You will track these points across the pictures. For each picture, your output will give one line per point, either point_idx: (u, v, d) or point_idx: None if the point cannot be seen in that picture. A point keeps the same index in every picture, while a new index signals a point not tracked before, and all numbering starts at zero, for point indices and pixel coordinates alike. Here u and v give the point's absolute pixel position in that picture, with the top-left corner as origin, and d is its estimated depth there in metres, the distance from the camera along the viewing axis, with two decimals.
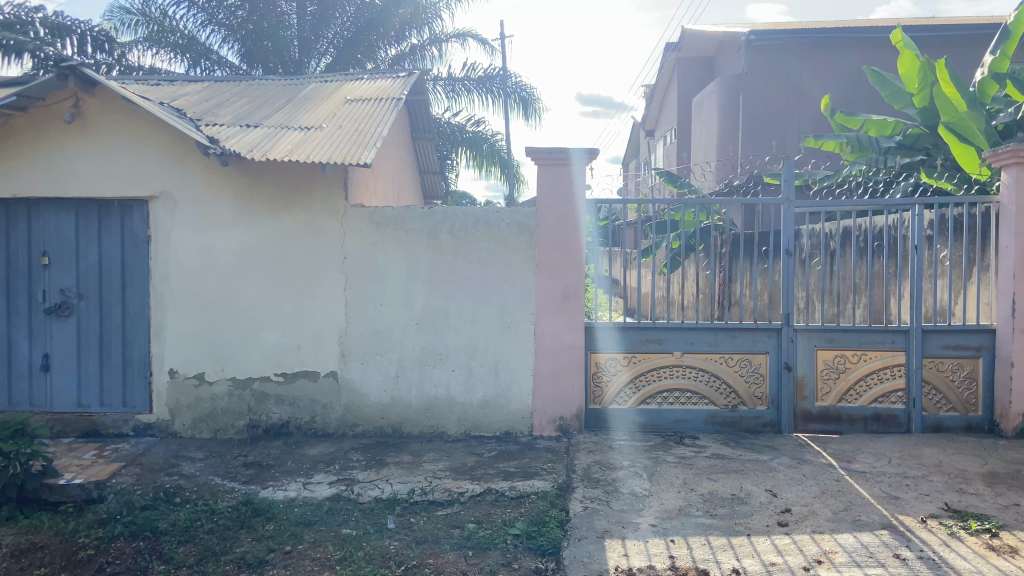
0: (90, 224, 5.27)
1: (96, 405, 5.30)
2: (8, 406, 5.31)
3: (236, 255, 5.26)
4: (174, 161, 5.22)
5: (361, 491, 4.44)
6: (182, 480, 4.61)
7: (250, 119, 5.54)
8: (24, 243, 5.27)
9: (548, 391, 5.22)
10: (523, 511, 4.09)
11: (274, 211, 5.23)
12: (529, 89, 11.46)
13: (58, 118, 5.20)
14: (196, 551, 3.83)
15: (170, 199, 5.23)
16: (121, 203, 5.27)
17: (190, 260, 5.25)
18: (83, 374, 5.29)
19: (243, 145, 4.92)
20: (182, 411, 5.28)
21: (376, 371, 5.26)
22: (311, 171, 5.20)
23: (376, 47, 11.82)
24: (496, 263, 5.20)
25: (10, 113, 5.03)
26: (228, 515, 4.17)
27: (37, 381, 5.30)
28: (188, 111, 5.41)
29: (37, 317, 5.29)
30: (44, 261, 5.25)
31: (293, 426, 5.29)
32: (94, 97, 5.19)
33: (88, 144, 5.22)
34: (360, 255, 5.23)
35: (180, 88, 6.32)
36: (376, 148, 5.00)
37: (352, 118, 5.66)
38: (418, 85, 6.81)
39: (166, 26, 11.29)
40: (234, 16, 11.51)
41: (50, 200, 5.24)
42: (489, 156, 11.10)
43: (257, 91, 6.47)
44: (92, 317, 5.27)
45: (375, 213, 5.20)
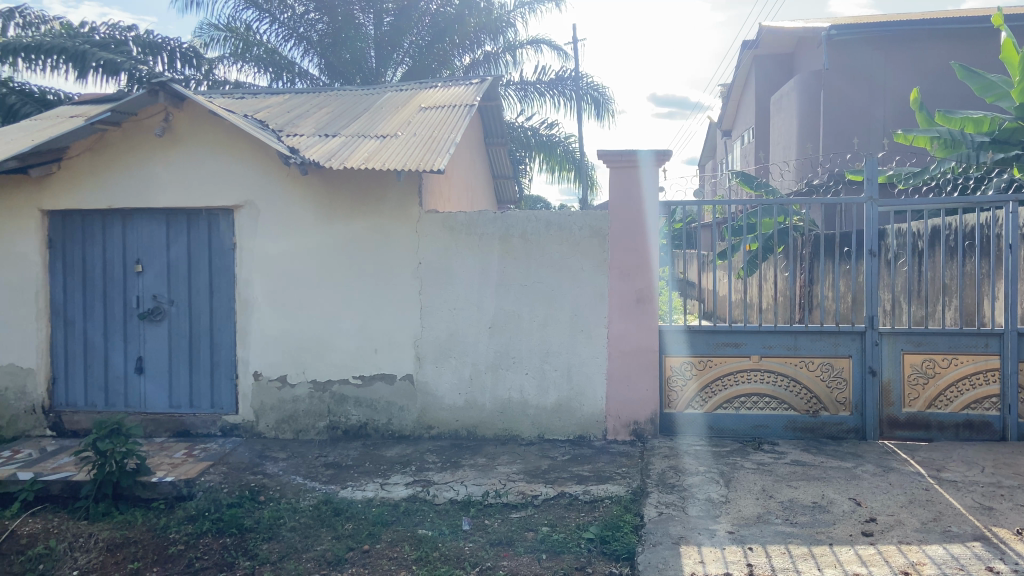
0: (180, 232, 5.53)
1: (186, 406, 5.54)
2: (105, 406, 5.58)
3: (316, 262, 5.43)
4: (256, 170, 5.43)
5: (437, 492, 4.51)
6: (266, 479, 4.78)
7: (329, 128, 5.71)
8: (120, 252, 5.57)
9: (622, 395, 5.18)
10: (597, 515, 4.07)
11: (352, 218, 5.38)
12: (601, 90, 11.42)
13: (150, 132, 5.48)
14: (279, 548, 3.97)
15: (253, 209, 5.44)
16: (208, 213, 5.51)
17: (272, 267, 5.44)
18: (174, 376, 5.55)
19: (322, 154, 5.09)
20: (266, 412, 5.47)
21: (451, 373, 5.33)
22: (385, 178, 5.32)
23: (450, 56, 12.05)
24: (568, 266, 5.20)
25: (106, 127, 5.33)
26: (309, 514, 4.30)
27: (132, 383, 5.57)
28: (271, 123, 5.64)
29: (131, 322, 5.57)
30: (139, 268, 5.54)
31: (371, 428, 5.41)
32: (183, 111, 5.45)
33: (177, 156, 5.48)
34: (434, 259, 5.32)
35: (262, 101, 6.56)
36: (448, 154, 5.07)
37: (426, 125, 5.77)
38: (491, 92, 6.87)
39: (251, 41, 11.74)
40: (314, 30, 11.92)
41: (144, 209, 5.52)
42: (563, 160, 11.11)
43: (335, 101, 6.66)
44: (182, 321, 5.53)
45: (448, 218, 5.28)
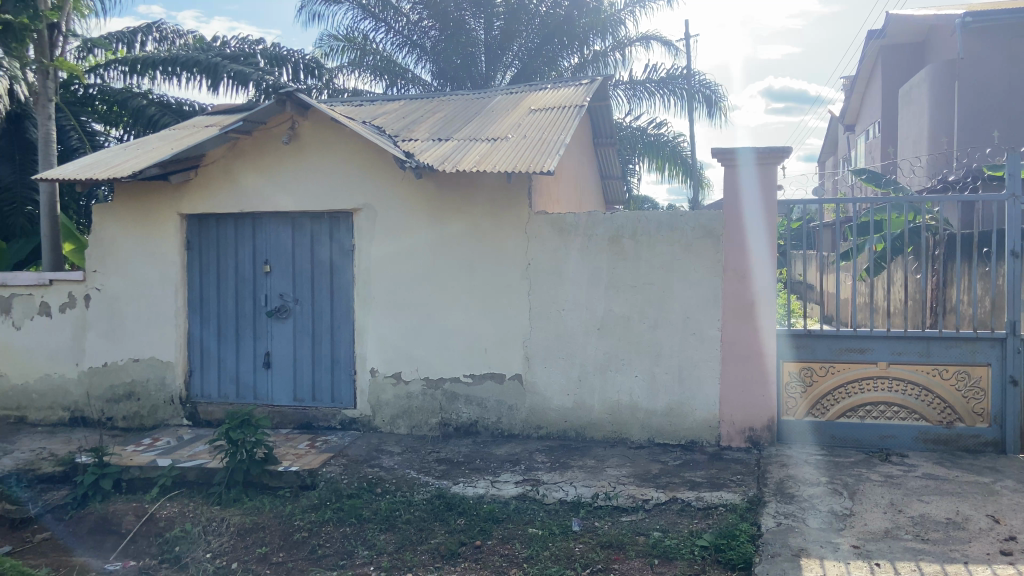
0: (304, 234, 5.82)
1: (309, 400, 5.82)
2: (236, 398, 5.94)
3: (430, 262, 5.57)
4: (374, 174, 5.63)
5: (547, 492, 4.54)
6: (383, 472, 4.95)
7: (442, 132, 5.85)
8: (250, 253, 5.92)
9: (737, 400, 5.03)
10: (711, 522, 3.98)
11: (463, 220, 5.48)
12: (714, 88, 11.20)
13: (277, 140, 5.78)
14: (395, 540, 4.11)
15: (370, 211, 5.64)
16: (330, 216, 5.77)
17: (388, 267, 5.63)
18: (298, 371, 5.83)
19: (435, 158, 5.22)
20: (382, 407, 5.66)
21: (560, 374, 5.34)
22: (496, 180, 5.39)
23: (559, 58, 12.10)
24: (680, 267, 5.10)
25: (239, 136, 5.67)
26: (423, 508, 4.43)
27: (260, 377, 5.91)
28: (387, 129, 5.84)
29: (260, 319, 5.91)
30: (266, 269, 5.86)
31: (482, 426, 5.50)
32: (307, 120, 5.73)
33: (301, 162, 5.76)
34: (542, 260, 5.35)
35: (379, 107, 6.79)
36: (558, 155, 5.08)
37: (536, 127, 5.81)
38: (601, 91, 6.82)
39: (367, 49, 12.18)
40: (427, 37, 12.26)
41: (271, 213, 5.84)
42: (672, 158, 10.92)
43: (448, 106, 6.82)
44: (306, 319, 5.81)
45: (558, 219, 5.29)
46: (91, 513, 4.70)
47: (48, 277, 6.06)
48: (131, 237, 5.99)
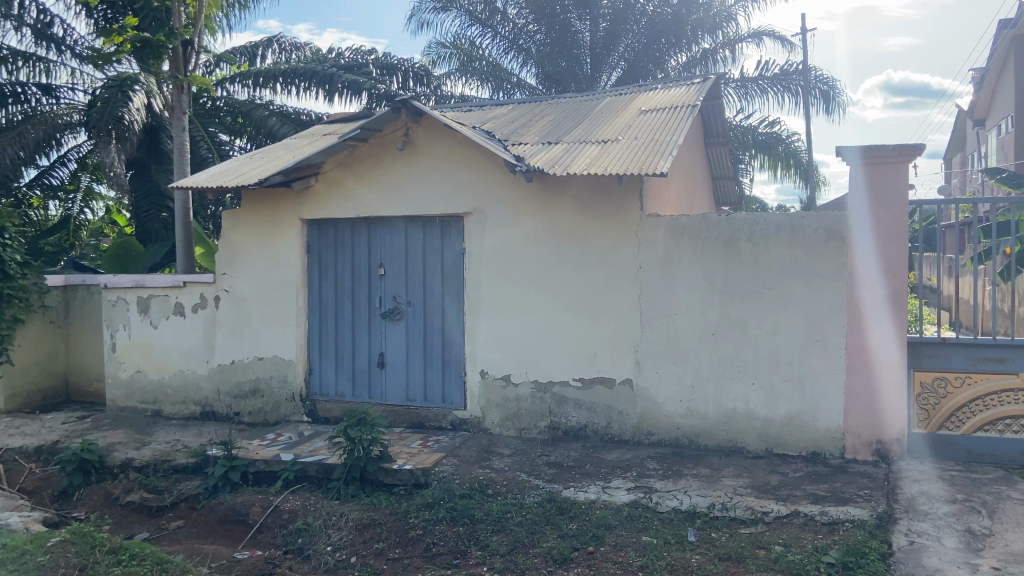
0: (417, 238, 5.95)
1: (421, 400, 5.95)
2: (352, 397, 6.14)
3: (539, 267, 5.57)
4: (485, 178, 5.69)
5: (660, 500, 4.45)
6: (494, 474, 4.99)
7: (552, 136, 5.86)
8: (365, 256, 6.10)
9: (862, 410, 4.80)
10: (836, 538, 3.80)
11: (573, 224, 5.46)
12: (831, 83, 10.74)
13: (392, 146, 5.94)
14: (508, 541, 4.14)
15: (481, 215, 5.71)
16: (441, 220, 5.88)
17: (498, 271, 5.68)
18: (411, 372, 5.97)
19: (545, 162, 5.23)
20: (492, 409, 5.72)
21: (672, 380, 5.24)
22: (607, 183, 5.34)
23: (667, 57, 11.96)
24: (801, 271, 4.91)
25: (356, 143, 5.86)
26: (535, 511, 4.44)
27: (374, 377, 6.08)
28: (498, 134, 5.90)
29: (374, 320, 6.08)
30: (381, 272, 6.03)
31: (591, 431, 5.46)
32: (420, 126, 5.86)
33: (415, 168, 5.89)
34: (655, 265, 5.26)
35: (488, 112, 6.88)
36: (671, 157, 4.99)
37: (647, 128, 5.72)
38: (713, 90, 6.66)
39: (475, 55, 12.39)
40: (533, 41, 12.31)
41: (386, 217, 6.01)
42: (784, 159, 10.59)
43: (556, 109, 6.83)
44: (418, 320, 5.94)
45: (671, 222, 5.20)
46: (221, 504, 4.96)
47: (183, 279, 6.46)
48: (256, 242, 6.30)
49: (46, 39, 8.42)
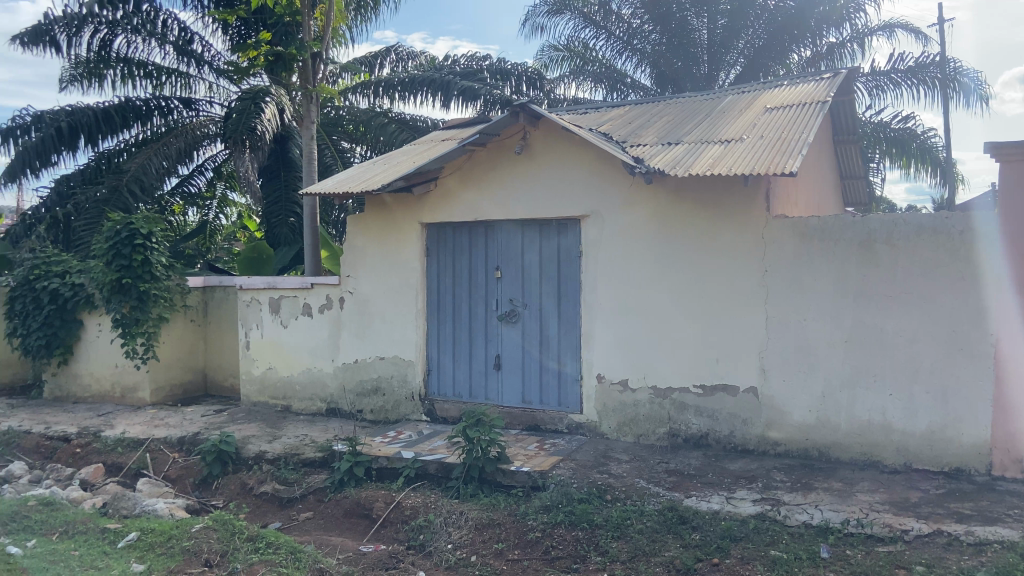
0: (533, 241, 5.97)
1: (537, 402, 5.96)
2: (469, 397, 6.23)
3: (659, 271, 5.47)
4: (603, 181, 5.65)
5: (788, 513, 4.27)
6: (612, 479, 4.92)
7: (672, 136, 5.74)
8: (482, 259, 6.18)
9: (1015, 425, 4.43)
10: (986, 561, 3.53)
11: (695, 227, 5.33)
12: (973, 75, 10.00)
13: (510, 150, 5.99)
14: (628, 548, 4.08)
15: (599, 218, 5.67)
16: (558, 223, 5.87)
17: (616, 275, 5.62)
18: (527, 374, 6.00)
19: (666, 163, 5.13)
20: (609, 414, 5.66)
21: (800, 388, 5.02)
22: (730, 183, 5.18)
23: (789, 52, 11.62)
24: (945, 275, 4.59)
25: (475, 148, 5.94)
26: (656, 518, 4.35)
27: (491, 378, 6.15)
28: (615, 135, 5.83)
29: (491, 322, 6.15)
30: (498, 275, 6.09)
31: (713, 439, 5.30)
32: (538, 129, 5.87)
33: (532, 171, 5.91)
34: (782, 268, 5.05)
35: (605, 114, 6.83)
36: (800, 156, 4.78)
37: (773, 127, 5.51)
38: (844, 86, 6.35)
39: (588, 58, 12.37)
40: (648, 41, 12.13)
41: (503, 221, 6.06)
42: (919, 155, 9.98)
43: (675, 109, 6.69)
44: (534, 323, 5.96)
45: (800, 223, 4.99)
46: (346, 498, 5.13)
47: (310, 281, 6.75)
48: (379, 246, 6.50)
49: (187, 55, 9.01)
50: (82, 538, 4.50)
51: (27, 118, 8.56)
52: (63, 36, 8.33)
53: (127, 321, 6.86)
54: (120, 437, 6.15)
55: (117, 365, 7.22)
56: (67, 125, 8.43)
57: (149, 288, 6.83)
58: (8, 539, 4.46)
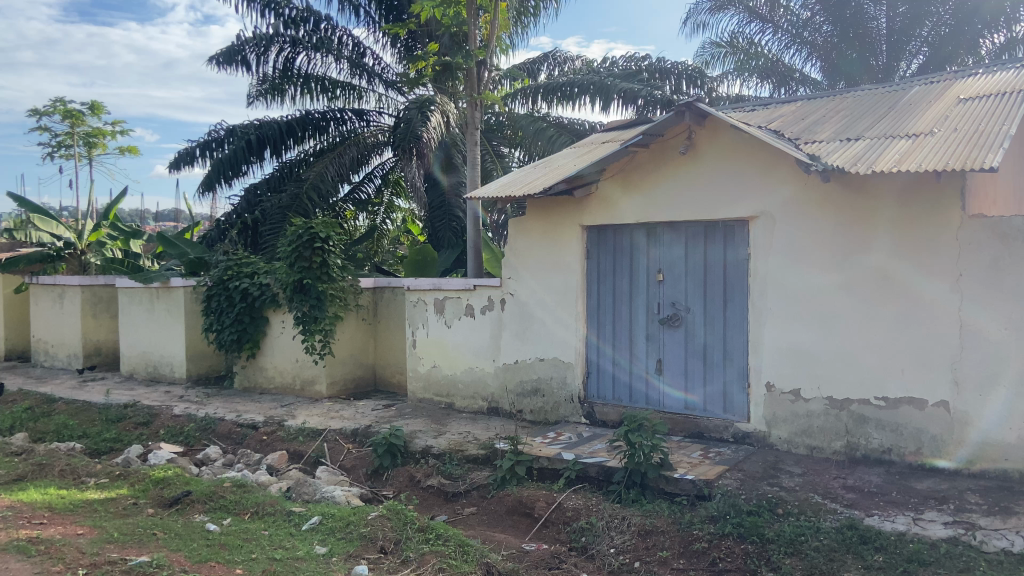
0: (698, 243, 5.82)
1: (700, 409, 5.81)
2: (630, 401, 6.17)
3: (836, 273, 5.16)
4: (774, 180, 5.41)
5: (987, 539, 3.88)
6: (783, 492, 4.69)
7: (850, 132, 5.41)
8: (644, 262, 6.10)
9: None
10: None
11: (880, 228, 4.98)
12: None
13: (674, 150, 5.86)
14: (803, 566, 3.86)
15: (769, 218, 5.44)
16: (725, 225, 5.69)
17: (790, 277, 5.35)
18: (690, 380, 5.85)
19: (845, 160, 4.83)
20: (779, 424, 5.40)
21: (1000, 404, 4.56)
22: (919, 181, 4.81)
23: (982, 39, 10.65)
24: None
25: (637, 149, 5.88)
26: (833, 536, 4.09)
27: (652, 383, 6.05)
28: (787, 133, 5.58)
29: (653, 326, 6.06)
30: (660, 278, 5.99)
31: (896, 455, 4.93)
32: (704, 128, 5.72)
33: (697, 172, 5.77)
34: (984, 273, 4.60)
35: (774, 111, 6.55)
36: (1004, 149, 4.34)
37: (969, 119, 5.05)
38: None
39: (753, 53, 11.94)
40: (818, 33, 11.54)
41: (667, 222, 5.95)
42: None
43: (852, 103, 6.31)
44: (698, 327, 5.81)
45: (1001, 223, 4.54)
46: (508, 495, 5.21)
47: (473, 282, 6.95)
48: (539, 248, 6.59)
49: (360, 69, 9.56)
50: (271, 519, 4.87)
51: (221, 132, 9.42)
52: (253, 55, 9.11)
53: (307, 319, 7.37)
54: (301, 427, 6.60)
55: (298, 360, 7.77)
56: (255, 138, 9.19)
57: (326, 288, 7.31)
58: (209, 516, 4.92)
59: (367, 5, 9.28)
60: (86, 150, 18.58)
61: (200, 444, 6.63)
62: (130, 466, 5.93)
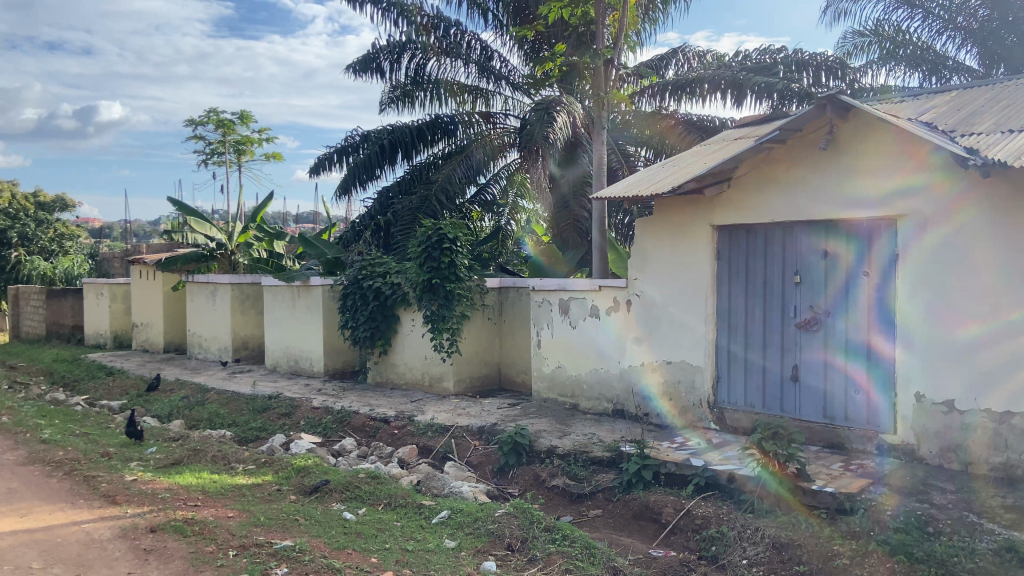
0: (839, 243, 5.52)
1: (841, 418, 5.50)
2: (763, 408, 5.94)
3: (996, 276, 4.72)
4: (925, 176, 5.03)
5: None
6: (934, 510, 4.36)
7: (1014, 123, 4.96)
8: (780, 263, 5.86)
9: None
10: None
11: None
12: None
13: (814, 146, 5.58)
14: None
15: (919, 217, 5.06)
16: (869, 224, 5.36)
17: (943, 279, 4.94)
18: (830, 388, 5.56)
19: (1008, 153, 4.42)
20: (928, 437, 5.01)
21: None
22: None
23: None
24: None
25: (773, 146, 5.64)
26: (992, 560, 3.76)
27: (788, 390, 5.80)
28: (941, 125, 5.19)
29: (789, 330, 5.81)
30: (797, 280, 5.74)
31: None
32: (846, 122, 5.41)
33: (838, 169, 5.46)
34: None
35: (924, 102, 6.11)
36: None
37: None
38: None
39: (899, 41, 11.20)
40: (974, 18, 10.70)
41: (805, 221, 5.68)
42: None
43: (1016, 91, 5.78)
44: (839, 333, 5.51)
45: None
46: (635, 499, 5.13)
47: (599, 283, 6.91)
48: (667, 248, 6.46)
49: (487, 72, 9.70)
50: (403, 511, 5.04)
51: (357, 137, 9.86)
52: (387, 62, 9.58)
53: (436, 317, 7.57)
54: (430, 422, 6.80)
55: (427, 357, 8.01)
56: (388, 142, 9.55)
57: (455, 287, 7.47)
58: (346, 505, 5.15)
59: (495, 9, 9.42)
60: (237, 156, 19.94)
61: (336, 436, 6.96)
62: (275, 454, 6.31)
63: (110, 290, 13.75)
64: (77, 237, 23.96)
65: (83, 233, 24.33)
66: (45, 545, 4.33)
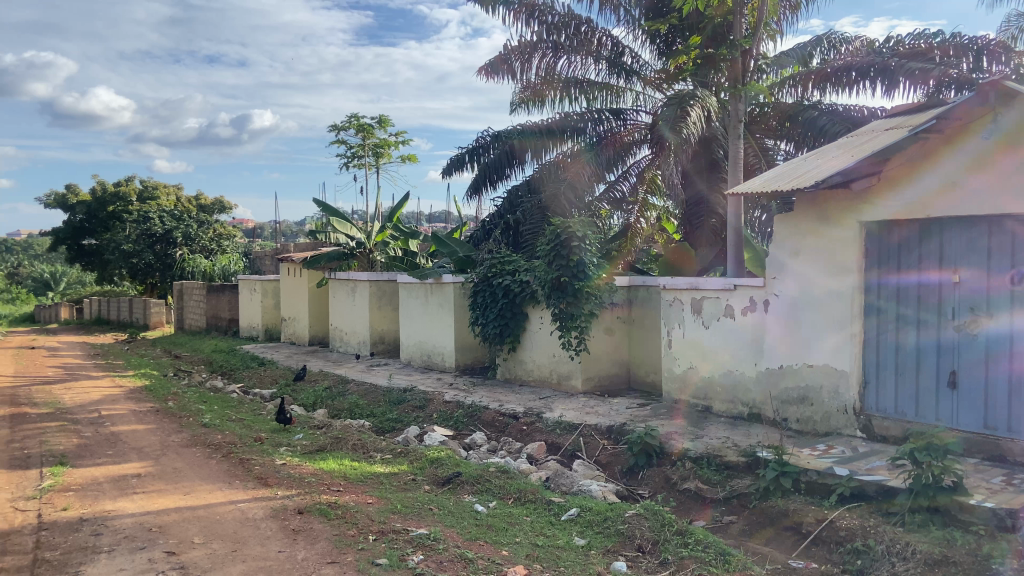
0: (1004, 239, 5.06)
1: (1004, 430, 5.05)
2: (915, 416, 5.55)
3: None
4: None
5: None
6: None
7: None
8: (936, 261, 5.45)
9: None
10: None
11: None
12: None
13: (976, 135, 5.15)
14: None
15: None
16: None
17: None
18: (991, 397, 5.11)
19: None
20: None
21: None
22: None
23: None
24: None
25: (926, 135, 5.26)
26: None
27: (943, 397, 5.39)
28: None
29: (945, 333, 5.39)
30: (956, 279, 5.32)
31: None
32: (1014, 108, 4.95)
33: (1004, 158, 5.00)
34: None
35: None
36: None
37: None
38: None
39: None
40: None
41: (964, 216, 5.25)
42: None
43: None
44: (1004, 337, 5.06)
45: None
46: (771, 507, 4.93)
47: (734, 282, 6.70)
48: (807, 245, 6.16)
49: (618, 68, 9.54)
50: (533, 506, 5.09)
51: (487, 138, 10.06)
52: (518, 63, 9.72)
53: (565, 316, 7.60)
54: (559, 420, 6.83)
55: (555, 355, 8.05)
56: (518, 142, 9.70)
57: (584, 286, 7.44)
58: (477, 498, 5.27)
59: (626, 3, 9.29)
60: (375, 160, 20.81)
61: (467, 430, 7.13)
62: (410, 445, 6.55)
63: (261, 286, 14.74)
64: (232, 237, 25.81)
65: (238, 233, 26.20)
66: (207, 521, 4.69)
